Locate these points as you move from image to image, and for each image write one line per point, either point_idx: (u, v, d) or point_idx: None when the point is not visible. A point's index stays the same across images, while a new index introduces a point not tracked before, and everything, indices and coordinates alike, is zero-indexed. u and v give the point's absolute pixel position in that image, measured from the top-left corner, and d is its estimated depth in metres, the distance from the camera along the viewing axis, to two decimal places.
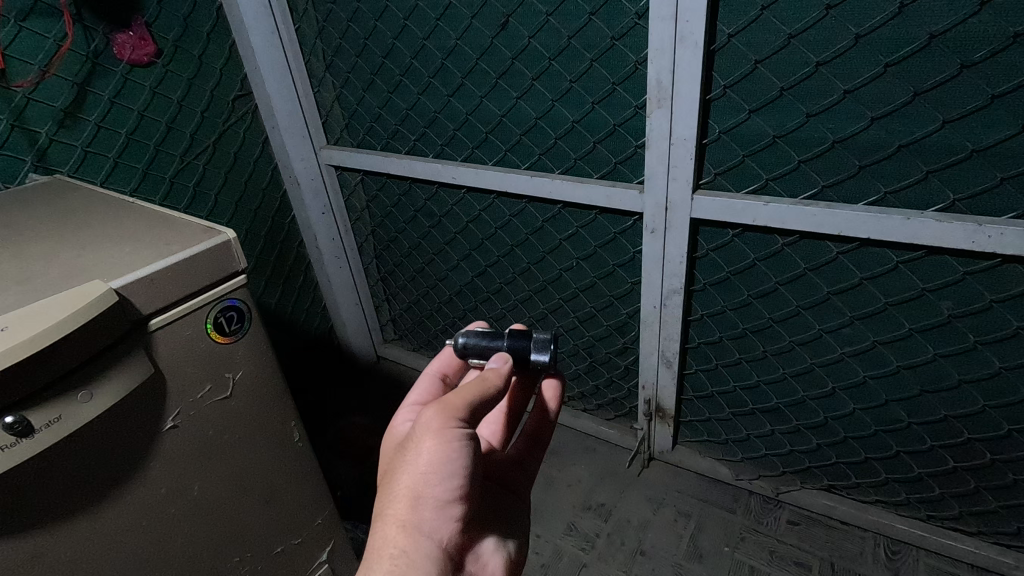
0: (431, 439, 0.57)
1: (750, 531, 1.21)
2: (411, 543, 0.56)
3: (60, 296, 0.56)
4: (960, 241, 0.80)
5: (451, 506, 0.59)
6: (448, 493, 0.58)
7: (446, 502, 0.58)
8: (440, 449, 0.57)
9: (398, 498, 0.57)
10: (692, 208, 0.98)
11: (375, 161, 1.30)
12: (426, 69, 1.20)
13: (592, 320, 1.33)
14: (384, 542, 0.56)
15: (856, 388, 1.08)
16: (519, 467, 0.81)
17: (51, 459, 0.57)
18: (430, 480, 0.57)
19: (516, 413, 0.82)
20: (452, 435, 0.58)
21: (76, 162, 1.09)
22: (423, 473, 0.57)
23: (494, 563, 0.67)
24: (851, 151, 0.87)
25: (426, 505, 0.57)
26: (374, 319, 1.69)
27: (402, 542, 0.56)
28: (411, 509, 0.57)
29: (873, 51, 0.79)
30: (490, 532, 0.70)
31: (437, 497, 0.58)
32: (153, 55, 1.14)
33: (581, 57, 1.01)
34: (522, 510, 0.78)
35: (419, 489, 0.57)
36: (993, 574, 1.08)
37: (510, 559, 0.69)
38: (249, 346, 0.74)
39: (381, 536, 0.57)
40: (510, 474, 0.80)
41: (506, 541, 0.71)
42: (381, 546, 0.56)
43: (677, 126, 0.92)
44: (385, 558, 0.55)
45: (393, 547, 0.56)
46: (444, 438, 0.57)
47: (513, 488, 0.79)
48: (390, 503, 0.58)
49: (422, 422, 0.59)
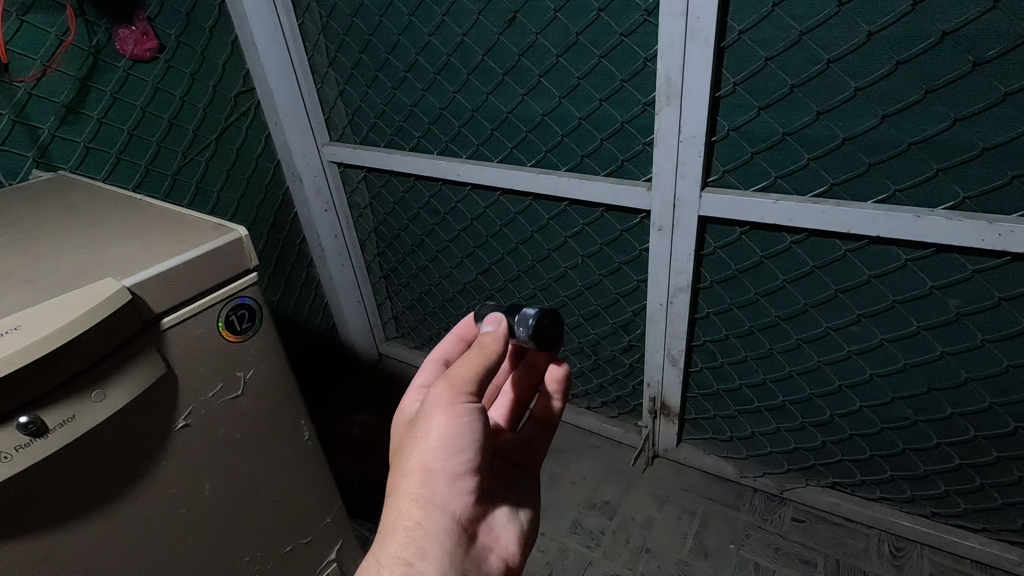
0: (440, 414, 0.58)
1: (755, 528, 1.21)
2: (424, 516, 0.58)
3: (74, 294, 0.55)
4: (971, 239, 0.80)
5: (463, 479, 0.60)
6: (459, 465, 0.59)
7: (458, 475, 0.59)
8: (450, 423, 0.58)
9: (410, 474, 0.58)
10: (700, 205, 0.97)
11: (379, 158, 1.29)
12: (431, 65, 1.19)
13: (597, 318, 1.33)
14: (398, 516, 0.58)
15: (862, 386, 1.08)
16: (526, 447, 0.81)
17: (63, 459, 0.57)
18: (441, 454, 0.58)
19: (523, 399, 0.80)
20: (461, 409, 0.59)
21: (78, 158, 1.08)
22: (434, 447, 0.58)
23: (507, 536, 0.67)
24: (861, 149, 0.86)
25: (438, 479, 0.58)
26: (377, 317, 1.68)
27: (416, 516, 0.58)
28: (424, 484, 0.58)
29: (885, 49, 0.79)
30: (502, 504, 0.70)
31: (448, 470, 0.59)
32: (156, 50, 1.13)
33: (589, 54, 1.01)
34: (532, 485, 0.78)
35: (431, 464, 0.58)
36: (997, 571, 1.08)
37: (523, 533, 0.69)
38: (260, 345, 0.73)
39: (394, 510, 0.58)
40: (519, 452, 0.79)
41: (519, 512, 0.71)
42: (395, 520, 0.58)
43: (686, 123, 0.91)
44: (400, 533, 0.57)
45: (407, 521, 0.57)
46: (453, 412, 0.58)
47: (524, 467, 0.79)
48: (402, 479, 0.59)
49: (431, 398, 0.59)
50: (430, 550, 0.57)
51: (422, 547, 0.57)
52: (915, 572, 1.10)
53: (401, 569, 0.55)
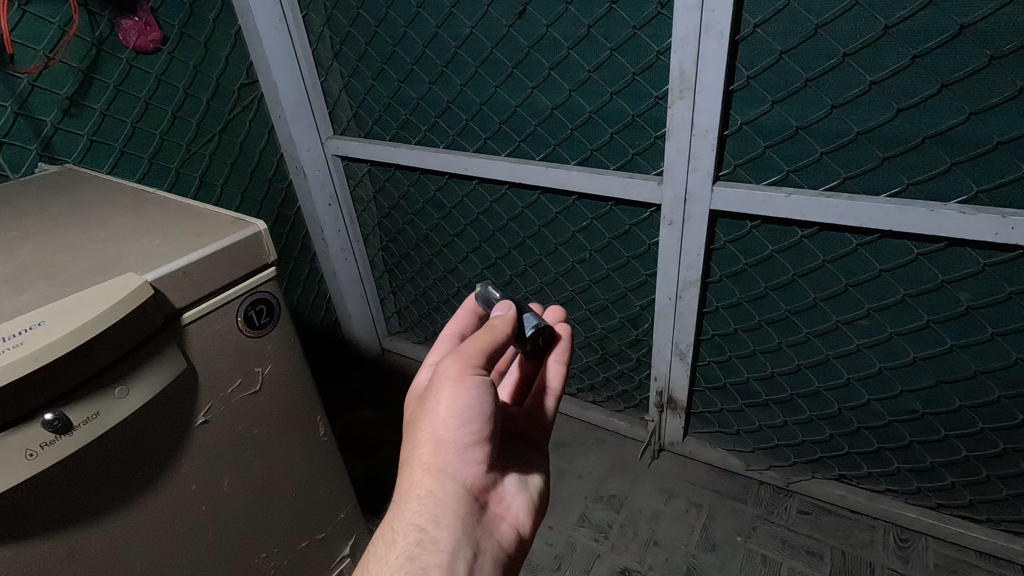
0: (449, 387, 0.58)
1: (762, 520, 1.22)
2: (437, 485, 0.59)
3: (96, 288, 0.55)
4: (984, 233, 0.80)
5: (473, 449, 0.60)
6: (470, 436, 0.59)
7: (467, 445, 0.60)
8: (459, 395, 0.58)
9: (422, 445, 0.59)
10: (711, 199, 0.97)
11: (384, 151, 1.28)
12: (439, 58, 1.18)
13: (605, 312, 1.33)
14: (411, 485, 0.59)
15: (871, 378, 1.08)
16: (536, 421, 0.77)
17: (86, 457, 0.57)
18: (450, 425, 0.58)
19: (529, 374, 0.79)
20: (470, 381, 0.59)
21: (81, 151, 1.07)
22: (444, 419, 0.58)
23: (518, 504, 0.66)
24: (875, 143, 0.86)
25: (448, 449, 0.59)
26: (380, 312, 1.67)
27: (428, 485, 0.59)
28: (435, 455, 0.59)
29: (902, 42, 0.78)
30: (512, 471, 0.69)
31: (459, 441, 0.59)
32: (159, 41, 1.11)
33: (601, 47, 1.00)
34: (542, 457, 0.75)
35: (441, 435, 0.58)
36: (1001, 561, 1.10)
37: (534, 499, 0.69)
38: (277, 341, 0.73)
39: (408, 479, 0.60)
40: (526, 425, 0.77)
41: (529, 481, 0.70)
42: (409, 489, 0.59)
43: (699, 117, 0.91)
44: (413, 501, 0.59)
45: (420, 489, 0.59)
46: (462, 385, 0.58)
47: (534, 441, 0.76)
48: (415, 449, 0.60)
49: (441, 371, 0.60)
50: (443, 518, 0.58)
51: (434, 515, 0.58)
52: (920, 563, 1.11)
53: (414, 536, 0.57)
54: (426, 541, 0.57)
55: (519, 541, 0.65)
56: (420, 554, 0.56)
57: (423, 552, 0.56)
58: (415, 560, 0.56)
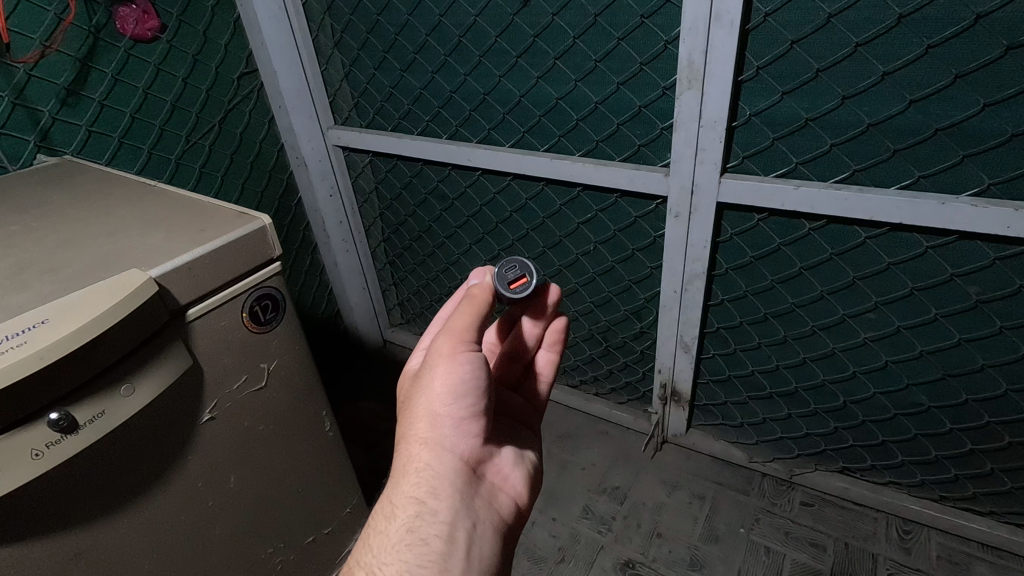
0: (442, 363, 0.57)
1: (765, 512, 1.22)
2: (435, 458, 0.57)
3: (99, 285, 0.54)
4: (996, 226, 0.79)
5: (469, 422, 0.59)
6: (466, 411, 0.58)
7: (464, 420, 0.58)
8: (453, 370, 0.57)
9: (419, 419, 0.58)
10: (719, 191, 0.96)
11: (385, 141, 1.26)
12: (442, 47, 1.16)
13: (609, 304, 1.32)
14: (408, 458, 0.58)
15: (877, 371, 1.08)
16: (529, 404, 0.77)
17: (92, 456, 0.56)
18: (445, 401, 0.57)
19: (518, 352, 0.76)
20: (463, 356, 0.58)
21: (80, 142, 1.05)
22: (439, 394, 0.57)
23: (516, 477, 0.65)
24: (886, 135, 0.85)
25: (444, 423, 0.58)
26: (381, 304, 1.67)
27: (426, 458, 0.57)
28: (432, 428, 0.58)
29: (916, 32, 0.77)
30: (508, 445, 0.68)
31: (454, 415, 0.58)
32: (157, 30, 1.09)
33: (608, 37, 0.98)
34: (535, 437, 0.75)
35: (437, 409, 0.57)
36: (1003, 553, 1.10)
37: (532, 473, 0.68)
38: (283, 336, 0.73)
39: (405, 453, 0.59)
40: (520, 409, 0.76)
41: (526, 454, 0.69)
42: (407, 463, 0.58)
43: (707, 108, 0.89)
44: (412, 474, 0.57)
45: (417, 462, 0.58)
46: (455, 360, 0.57)
47: (527, 423, 0.75)
48: (412, 424, 0.59)
49: (434, 349, 0.59)
50: (442, 489, 0.57)
51: (434, 486, 0.57)
52: (922, 555, 1.11)
53: (414, 508, 0.56)
54: (426, 513, 0.56)
55: (518, 513, 0.64)
56: (419, 527, 0.55)
57: (424, 523, 0.55)
58: (415, 532, 0.55)
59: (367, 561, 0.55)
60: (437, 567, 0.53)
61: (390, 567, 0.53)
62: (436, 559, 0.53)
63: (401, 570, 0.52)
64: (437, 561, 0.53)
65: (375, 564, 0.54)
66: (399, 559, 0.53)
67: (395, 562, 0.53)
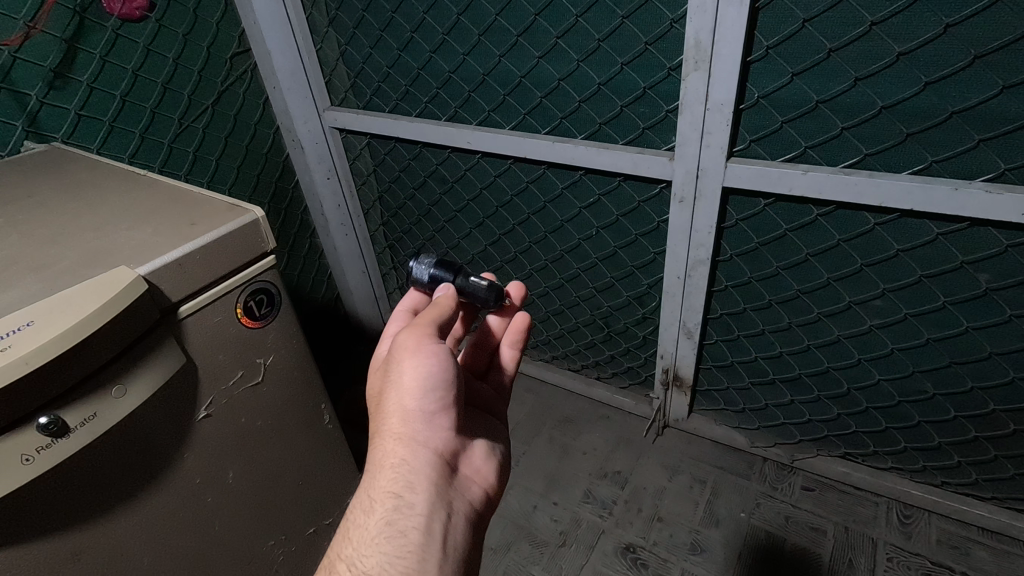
0: (409, 357, 0.58)
1: (766, 496, 1.22)
2: (410, 453, 0.56)
3: (84, 286, 0.53)
4: (1010, 211, 0.76)
5: (440, 416, 0.58)
6: (437, 405, 0.58)
7: (436, 413, 0.58)
8: (420, 364, 0.57)
9: (391, 415, 0.58)
10: (725, 176, 0.93)
11: (382, 124, 1.22)
12: (439, 26, 1.12)
13: (612, 289, 1.30)
14: (384, 454, 0.57)
15: (883, 359, 1.07)
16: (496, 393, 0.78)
17: (82, 460, 0.55)
18: (415, 395, 0.57)
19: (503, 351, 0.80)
20: (428, 349, 0.58)
21: (70, 127, 1.02)
22: (409, 389, 0.57)
23: (487, 467, 0.64)
24: (899, 117, 0.83)
25: (416, 419, 0.57)
26: (381, 289, 1.64)
27: (401, 453, 0.56)
28: (404, 423, 0.57)
29: (935, 9, 0.74)
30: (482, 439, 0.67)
31: (424, 408, 0.58)
32: (145, 9, 1.05)
33: (612, 15, 0.95)
34: (499, 424, 0.75)
35: (407, 405, 0.57)
36: (1004, 537, 1.10)
37: (500, 466, 0.67)
38: (279, 330, 0.73)
39: (381, 449, 0.58)
40: (488, 399, 0.77)
41: (496, 447, 0.69)
42: (382, 458, 0.57)
43: (714, 90, 0.86)
44: (388, 469, 0.56)
45: (393, 458, 0.56)
46: (420, 354, 0.58)
47: (495, 413, 0.76)
48: (385, 420, 0.58)
49: (399, 343, 0.59)
50: (419, 483, 0.56)
51: (410, 481, 0.55)
52: (923, 540, 1.12)
53: (392, 502, 0.54)
54: (404, 506, 0.54)
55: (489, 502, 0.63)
56: (398, 519, 0.53)
57: (402, 516, 0.54)
58: (394, 525, 0.53)
59: (348, 553, 0.53)
60: (415, 559, 0.52)
61: (370, 560, 0.51)
62: (414, 551, 0.52)
63: (382, 563, 0.51)
64: (415, 554, 0.52)
65: (354, 557, 0.52)
66: (377, 551, 0.52)
67: (374, 554, 0.52)
